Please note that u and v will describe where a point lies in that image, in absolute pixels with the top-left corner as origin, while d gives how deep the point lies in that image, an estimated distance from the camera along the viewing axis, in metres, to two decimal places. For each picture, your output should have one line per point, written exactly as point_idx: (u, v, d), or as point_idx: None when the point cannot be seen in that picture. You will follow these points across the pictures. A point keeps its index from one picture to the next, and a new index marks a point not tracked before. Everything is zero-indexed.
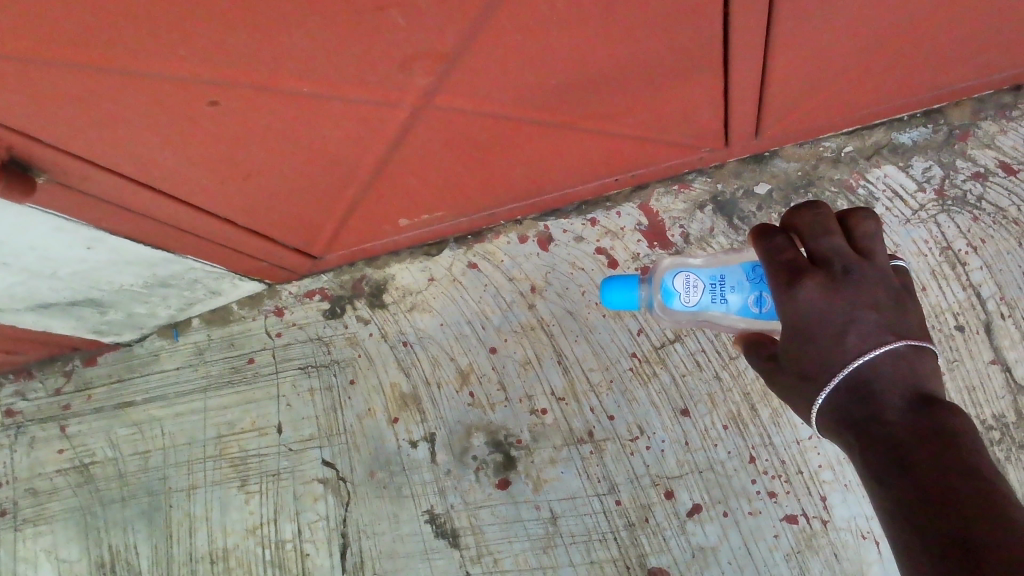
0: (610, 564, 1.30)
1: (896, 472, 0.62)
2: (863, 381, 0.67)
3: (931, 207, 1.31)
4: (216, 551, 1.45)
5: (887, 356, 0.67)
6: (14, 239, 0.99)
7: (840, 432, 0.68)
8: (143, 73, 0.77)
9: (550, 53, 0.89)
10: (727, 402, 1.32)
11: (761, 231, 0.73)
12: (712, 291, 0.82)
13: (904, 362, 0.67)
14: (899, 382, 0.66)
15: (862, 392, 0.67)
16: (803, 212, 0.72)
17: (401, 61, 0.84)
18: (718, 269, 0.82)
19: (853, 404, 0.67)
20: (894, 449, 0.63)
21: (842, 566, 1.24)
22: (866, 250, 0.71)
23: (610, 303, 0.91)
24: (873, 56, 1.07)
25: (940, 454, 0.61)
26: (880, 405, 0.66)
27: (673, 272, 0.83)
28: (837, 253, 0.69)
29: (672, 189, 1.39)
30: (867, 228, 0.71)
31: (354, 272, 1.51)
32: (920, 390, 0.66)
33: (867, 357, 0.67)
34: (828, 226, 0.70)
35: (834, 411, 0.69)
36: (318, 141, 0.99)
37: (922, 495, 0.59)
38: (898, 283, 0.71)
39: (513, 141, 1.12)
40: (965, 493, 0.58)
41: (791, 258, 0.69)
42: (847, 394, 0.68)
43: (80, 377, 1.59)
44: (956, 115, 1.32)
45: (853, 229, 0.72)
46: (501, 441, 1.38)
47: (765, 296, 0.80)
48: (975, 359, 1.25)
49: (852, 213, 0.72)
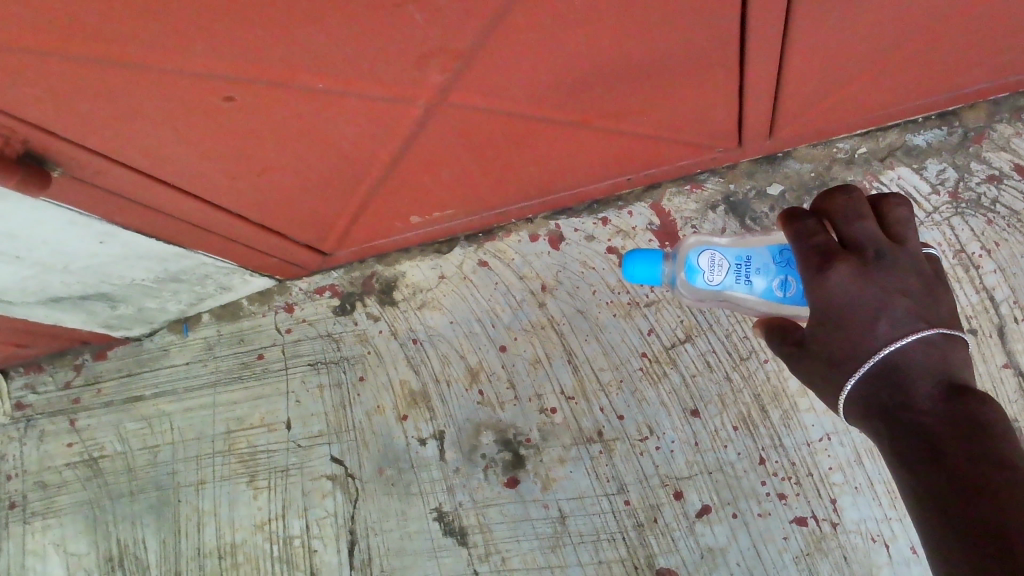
0: (618, 564, 1.30)
1: (927, 461, 0.62)
2: (895, 367, 0.67)
3: (944, 210, 1.30)
4: (224, 546, 1.46)
5: (919, 345, 0.67)
6: (29, 231, 1.00)
7: (867, 418, 0.68)
8: (160, 67, 0.77)
9: (566, 50, 0.88)
10: (737, 403, 1.31)
11: (791, 215, 0.73)
12: (737, 271, 0.83)
13: (936, 349, 0.67)
14: (930, 369, 0.66)
15: (894, 379, 0.67)
16: (836, 196, 0.71)
17: (416, 57, 0.84)
18: (745, 249, 0.82)
19: (884, 391, 0.67)
20: (928, 438, 0.63)
21: (852, 569, 1.23)
22: (899, 235, 0.71)
23: (631, 276, 0.92)
24: (889, 57, 1.06)
25: (972, 444, 0.61)
26: (911, 393, 0.66)
27: (699, 250, 0.84)
28: (870, 237, 0.69)
29: (684, 189, 1.39)
30: (899, 216, 0.72)
31: (364, 269, 1.51)
32: (951, 378, 0.66)
33: (900, 343, 0.67)
34: (861, 211, 0.70)
35: (862, 397, 0.68)
36: (332, 136, 0.99)
37: (955, 488, 0.60)
38: (930, 271, 0.70)
39: (527, 139, 1.12)
40: (999, 485, 0.58)
41: (824, 243, 0.69)
42: (878, 380, 0.67)
43: (91, 371, 1.59)
44: (970, 117, 1.32)
45: (885, 215, 0.73)
46: (510, 440, 1.38)
47: (790, 280, 0.80)
48: (987, 363, 1.24)
49: (885, 200, 0.73)
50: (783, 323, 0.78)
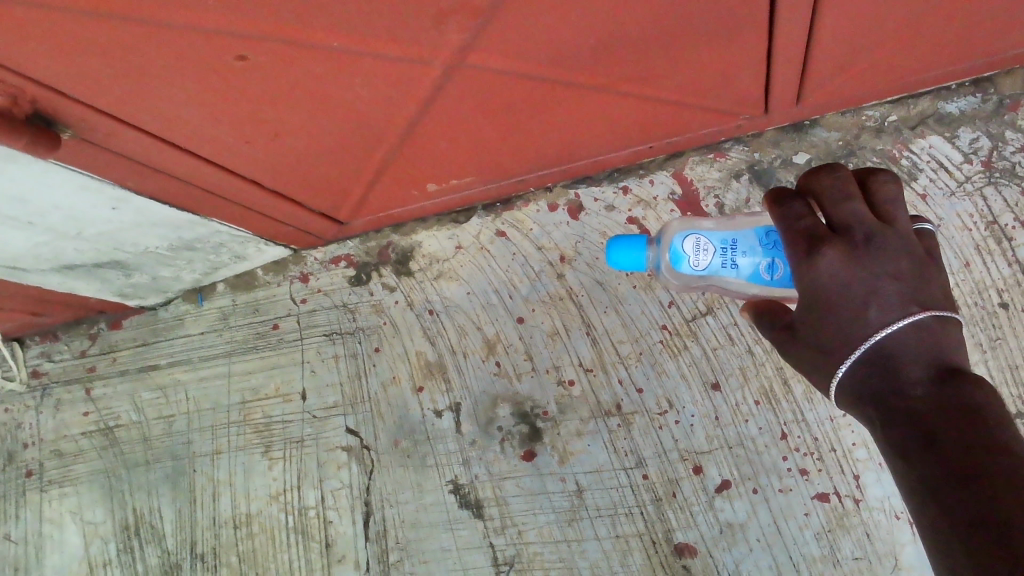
0: (635, 538, 1.29)
1: (922, 449, 0.60)
2: (886, 353, 0.64)
3: (977, 179, 1.26)
4: (239, 516, 1.45)
5: (909, 329, 0.64)
6: (40, 196, 0.98)
7: (861, 407, 0.66)
8: (170, 23, 0.75)
9: (587, 8, 0.85)
10: (760, 376, 1.29)
11: (776, 197, 0.70)
12: (723, 255, 0.80)
13: (930, 333, 0.64)
14: (922, 354, 0.63)
15: (887, 365, 0.64)
16: (821, 175, 0.69)
17: (433, 15, 0.81)
18: (731, 233, 0.79)
19: (877, 378, 0.64)
20: (922, 425, 0.61)
21: (875, 546, 1.22)
22: (887, 215, 0.68)
23: (616, 264, 0.90)
24: (924, 19, 1.02)
25: (967, 430, 0.59)
26: (904, 378, 0.63)
27: (683, 235, 0.82)
28: (858, 218, 0.66)
29: (707, 157, 1.35)
30: (888, 193, 0.69)
31: (381, 239, 1.48)
32: (944, 362, 0.63)
33: (891, 329, 0.64)
34: (849, 190, 0.67)
35: (856, 384, 0.66)
36: (347, 100, 0.97)
37: (951, 476, 0.57)
38: (922, 250, 0.68)
39: (547, 104, 1.09)
40: (996, 473, 0.55)
41: (810, 224, 0.67)
42: (870, 366, 0.65)
43: (106, 340, 1.58)
44: (1007, 83, 1.26)
45: (873, 193, 0.69)
46: (527, 413, 1.36)
47: (777, 263, 0.78)
48: (1019, 337, 1.21)
49: (870, 178, 0.70)
50: (773, 307, 0.76)
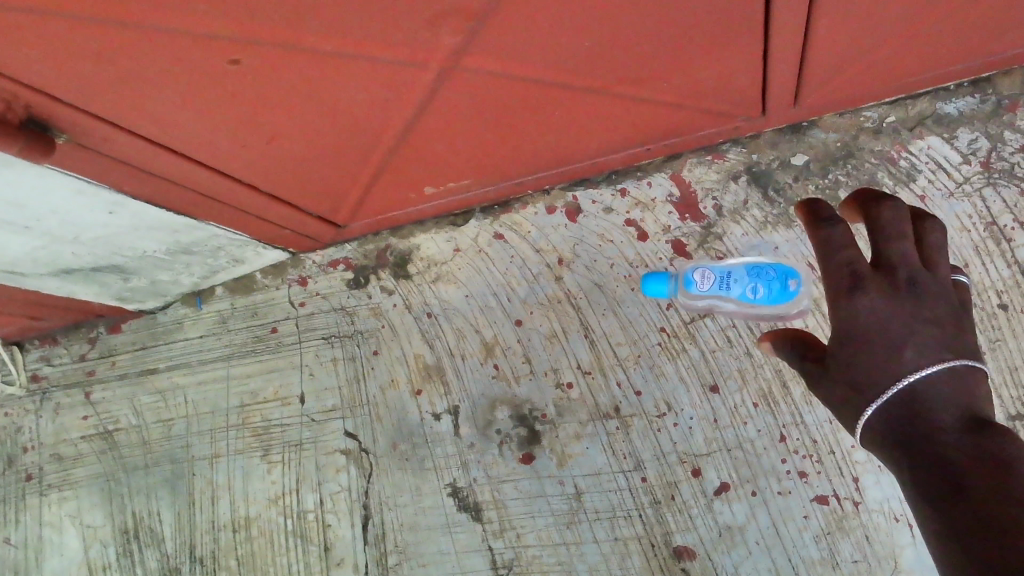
0: (634, 541, 1.29)
1: (940, 487, 0.61)
2: (915, 397, 0.67)
3: (976, 179, 1.26)
4: (238, 519, 1.45)
5: (942, 379, 0.67)
6: (36, 200, 0.98)
7: (882, 444, 0.68)
8: (163, 28, 0.75)
9: (581, 10, 0.85)
10: (758, 378, 1.29)
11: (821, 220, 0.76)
12: None
13: (961, 386, 0.67)
14: (951, 405, 0.66)
15: (915, 410, 0.67)
16: (882, 206, 0.74)
17: (427, 18, 0.81)
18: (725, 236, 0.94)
19: (904, 422, 0.67)
20: (944, 467, 0.62)
21: (874, 548, 1.22)
22: (930, 259, 0.74)
23: None
24: (921, 20, 1.02)
25: (986, 472, 0.59)
26: (929, 423, 0.65)
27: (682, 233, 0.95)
28: (904, 260, 0.72)
29: (705, 159, 1.35)
30: (934, 240, 0.75)
31: (379, 242, 1.47)
32: (973, 412, 0.65)
33: (922, 374, 0.68)
34: (903, 230, 0.73)
35: (880, 423, 0.69)
36: (342, 103, 0.97)
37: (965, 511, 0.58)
38: (956, 301, 0.74)
39: (544, 107, 1.09)
40: (1009, 511, 0.56)
41: (851, 256, 0.73)
42: (898, 410, 0.68)
43: (105, 344, 1.58)
44: (1005, 83, 1.25)
45: (922, 238, 0.75)
46: (526, 415, 1.36)
47: None
48: (1018, 338, 1.21)
49: (920, 223, 0.76)
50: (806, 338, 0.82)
